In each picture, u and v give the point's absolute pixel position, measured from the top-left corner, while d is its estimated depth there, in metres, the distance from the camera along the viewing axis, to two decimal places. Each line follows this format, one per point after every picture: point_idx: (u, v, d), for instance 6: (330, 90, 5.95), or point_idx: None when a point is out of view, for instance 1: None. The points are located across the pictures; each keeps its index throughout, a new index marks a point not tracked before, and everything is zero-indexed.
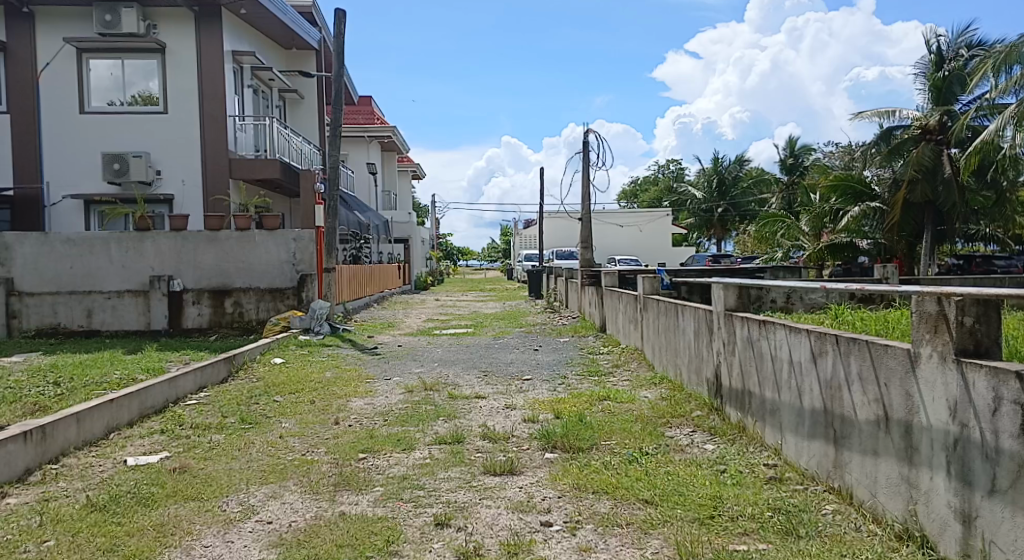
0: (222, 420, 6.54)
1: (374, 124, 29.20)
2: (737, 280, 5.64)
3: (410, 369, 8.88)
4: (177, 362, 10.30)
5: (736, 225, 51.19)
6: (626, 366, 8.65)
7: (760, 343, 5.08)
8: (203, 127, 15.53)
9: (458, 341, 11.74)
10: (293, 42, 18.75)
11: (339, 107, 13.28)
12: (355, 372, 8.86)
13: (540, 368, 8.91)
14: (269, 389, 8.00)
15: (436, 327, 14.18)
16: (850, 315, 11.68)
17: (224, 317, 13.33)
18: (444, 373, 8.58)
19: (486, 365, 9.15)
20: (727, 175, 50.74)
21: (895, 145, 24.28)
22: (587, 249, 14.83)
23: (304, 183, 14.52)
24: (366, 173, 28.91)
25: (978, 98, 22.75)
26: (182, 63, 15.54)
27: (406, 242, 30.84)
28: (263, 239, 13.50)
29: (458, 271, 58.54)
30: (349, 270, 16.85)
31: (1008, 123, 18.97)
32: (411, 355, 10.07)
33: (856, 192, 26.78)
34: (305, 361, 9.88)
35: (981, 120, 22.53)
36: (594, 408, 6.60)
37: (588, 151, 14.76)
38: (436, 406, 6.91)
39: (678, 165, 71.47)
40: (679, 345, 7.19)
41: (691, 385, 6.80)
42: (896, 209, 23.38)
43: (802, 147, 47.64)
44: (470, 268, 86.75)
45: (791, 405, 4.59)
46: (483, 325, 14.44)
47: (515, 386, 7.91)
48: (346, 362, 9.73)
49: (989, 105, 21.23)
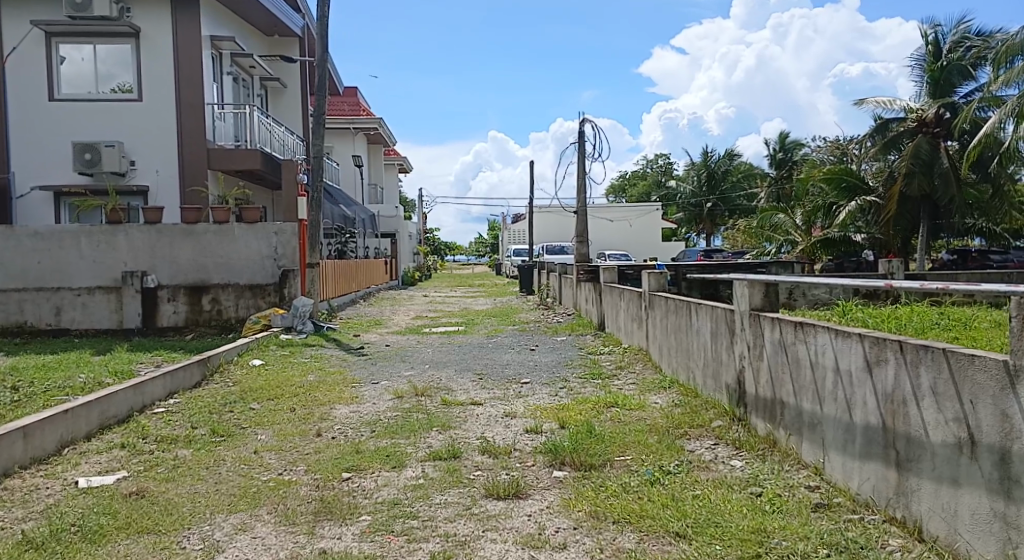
0: (191, 432, 5.90)
1: (360, 115, 28.43)
2: (765, 275, 5.08)
3: (400, 372, 8.26)
4: (147, 364, 9.60)
5: (725, 220, 50.92)
6: (630, 368, 8.08)
7: (795, 348, 4.54)
8: (179, 115, 14.77)
9: (449, 340, 11.12)
10: (275, 29, 17.98)
11: (323, 94, 12.57)
12: (339, 376, 8.22)
13: (538, 370, 8.32)
14: (245, 395, 7.34)
15: (426, 325, 13.56)
16: (859, 312, 11.20)
17: (201, 315, 12.64)
18: (435, 376, 7.96)
19: (481, 367, 8.53)
20: (716, 169, 50.39)
21: (891, 137, 23.86)
22: (583, 243, 14.24)
23: (287, 174, 13.81)
24: (352, 166, 28.17)
25: (977, 90, 22.41)
26: (157, 49, 14.76)
27: (392, 236, 30.14)
28: (243, 232, 12.81)
29: (445, 266, 57.84)
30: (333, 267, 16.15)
31: (1010, 116, 18.67)
32: (400, 356, 9.44)
33: (849, 185, 26.59)
34: (286, 363, 9.23)
35: (980, 112, 22.19)
36: (602, 417, 6.03)
37: (584, 142, 14.16)
38: (428, 414, 6.30)
39: (665, 160, 71.13)
40: (693, 347, 6.62)
41: (707, 391, 6.24)
42: (891, 203, 23.17)
43: (792, 142, 47.37)
44: (456, 263, 85.95)
45: (837, 419, 4.05)
46: (475, 322, 13.83)
47: (513, 391, 7.31)
48: (329, 364, 9.09)
49: (989, 97, 20.87)
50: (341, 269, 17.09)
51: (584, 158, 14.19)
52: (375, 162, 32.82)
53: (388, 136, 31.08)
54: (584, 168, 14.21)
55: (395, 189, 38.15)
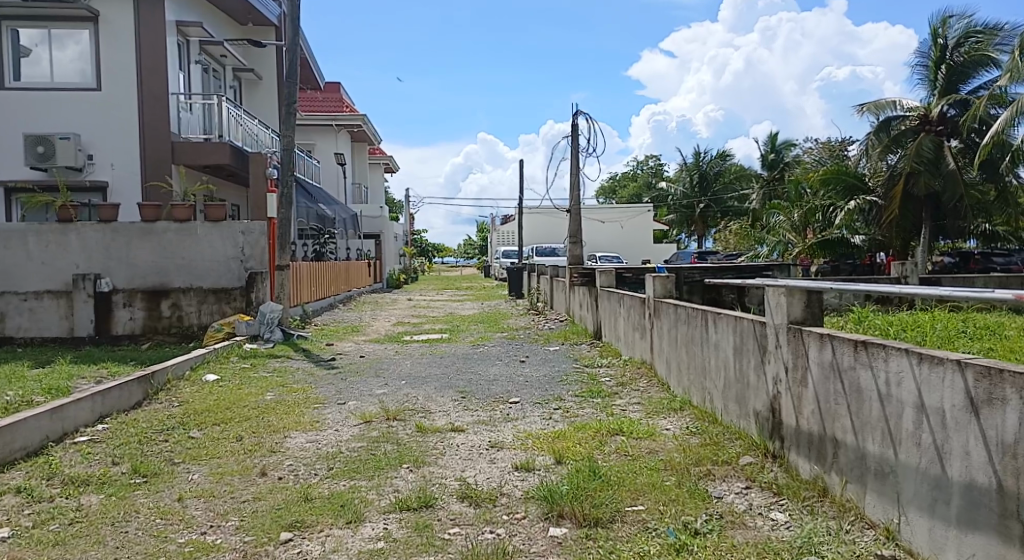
0: (107, 471, 4.87)
1: (343, 112, 27.35)
2: (809, 282, 4.10)
3: (371, 390, 7.23)
4: (88, 379, 8.51)
5: (717, 221, 50.14)
6: (633, 385, 7.11)
7: (856, 374, 3.58)
8: (140, 105, 13.65)
9: (430, 350, 10.09)
10: (248, 17, 16.88)
11: (293, 82, 11.54)
12: (301, 394, 7.18)
13: (530, 387, 7.31)
14: (186, 419, 6.30)
15: (407, 332, 12.56)
16: (876, 318, 10.32)
17: (160, 322, 11.57)
18: (411, 395, 6.94)
19: (463, 384, 7.52)
20: (708, 170, 49.54)
21: (894, 136, 23.08)
22: (576, 244, 13.27)
23: (256, 168, 12.70)
24: (334, 165, 27.10)
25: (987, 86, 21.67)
26: (116, 34, 13.60)
27: (376, 237, 29.07)
28: (207, 232, 11.76)
29: (432, 269, 56.78)
30: (308, 269, 15.10)
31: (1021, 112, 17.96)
32: (373, 369, 8.42)
33: (848, 185, 26.05)
34: (244, 378, 8.18)
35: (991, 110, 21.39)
36: (606, 449, 5.05)
37: (578, 137, 13.19)
38: (398, 446, 5.29)
39: (655, 161, 70.33)
40: (710, 365, 5.66)
41: (730, 416, 5.28)
42: (895, 202, 22.72)
43: (783, 142, 46.64)
44: (445, 266, 84.86)
45: (921, 470, 3.09)
46: (460, 329, 12.84)
47: (500, 413, 6.32)
48: (292, 380, 8.02)
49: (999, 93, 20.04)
50: (317, 272, 16.03)
51: (578, 153, 13.22)
52: (359, 161, 31.72)
53: (372, 133, 30.01)
54: (577, 163, 13.23)
55: (380, 189, 37.06)
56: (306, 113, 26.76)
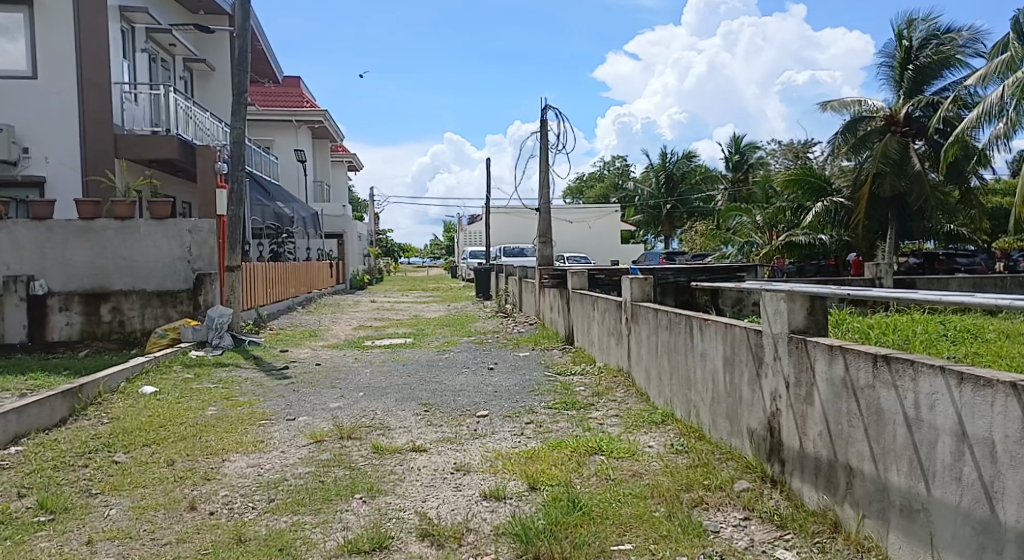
0: (9, 506, 4.19)
1: (304, 107, 26.46)
2: (816, 287, 3.61)
3: (324, 403, 6.59)
4: (11, 392, 7.71)
5: (684, 222, 50.17)
6: (610, 396, 6.62)
7: (877, 394, 3.11)
8: (81, 95, 12.69)
9: (391, 357, 9.46)
10: (200, 4, 15.94)
11: (244, 70, 10.81)
12: (247, 409, 6.52)
13: (499, 398, 6.75)
14: (113, 439, 5.61)
15: (369, 336, 11.91)
16: (855, 321, 10.01)
17: (100, 327, 10.73)
18: (369, 409, 6.34)
19: (427, 395, 6.92)
20: (675, 171, 49.55)
21: (859, 136, 23.01)
22: (545, 244, 12.77)
23: (204, 162, 11.86)
24: (295, 162, 26.20)
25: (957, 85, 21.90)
26: (54, 19, 12.56)
27: (339, 237, 28.23)
28: (150, 230, 10.96)
29: (398, 269, 55.89)
30: (263, 270, 14.32)
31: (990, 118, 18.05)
32: (330, 379, 7.78)
33: (812, 185, 25.87)
34: (185, 390, 7.48)
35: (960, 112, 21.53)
36: (585, 472, 4.53)
37: (547, 133, 12.66)
38: (353, 471, 4.69)
39: (622, 162, 70.29)
40: (695, 376, 5.17)
41: (718, 433, 4.79)
42: (861, 203, 22.74)
43: (748, 144, 46.80)
44: (411, 266, 83.85)
45: (962, 509, 2.63)
46: (425, 334, 12.21)
47: (467, 428, 5.77)
48: (239, 392, 7.33)
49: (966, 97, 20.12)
50: (273, 273, 15.25)
51: (546, 149, 12.70)
52: (322, 159, 30.79)
53: (334, 130, 29.14)
54: (546, 160, 12.71)
55: (344, 187, 36.16)
56: (265, 108, 25.80)
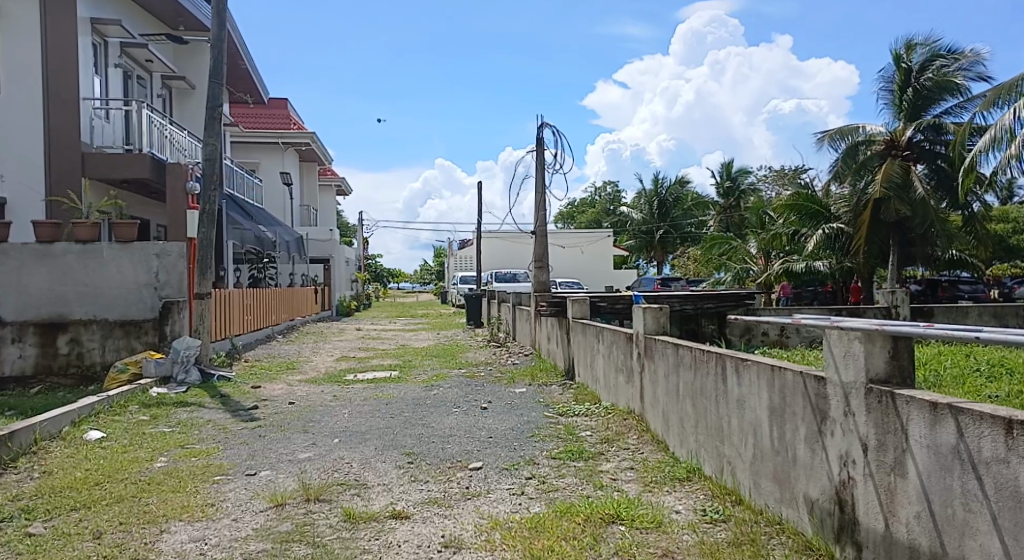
0: None
1: (290, 129, 25.75)
2: (909, 325, 2.80)
3: (292, 454, 5.68)
4: None
5: (677, 248, 49.59)
6: (622, 443, 5.77)
7: (1011, 472, 2.30)
8: (46, 111, 11.83)
9: (373, 394, 8.54)
10: (180, 19, 15.20)
11: (219, 83, 10.06)
12: (203, 461, 5.61)
13: (494, 446, 5.86)
14: (35, 502, 4.69)
15: (351, 369, 11.01)
16: None
17: (56, 361, 9.80)
18: (344, 461, 5.46)
19: (410, 442, 6.02)
20: (667, 196, 49.08)
21: (861, 161, 22.69)
22: (542, 269, 11.96)
23: (174, 181, 11.00)
24: (280, 185, 25.42)
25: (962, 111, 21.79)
26: (19, 31, 11.78)
27: (325, 262, 27.37)
28: (115, 255, 10.07)
29: (387, 294, 54.88)
30: (239, 297, 13.42)
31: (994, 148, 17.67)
32: (302, 423, 6.88)
33: (812, 212, 25.55)
34: (137, 436, 6.56)
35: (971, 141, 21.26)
36: (604, 550, 3.67)
37: (542, 153, 11.95)
38: (316, 549, 3.81)
39: (613, 187, 69.88)
40: (730, 425, 4.32)
41: (762, 498, 3.94)
42: (863, 229, 22.19)
43: (740, 170, 46.47)
44: (401, 292, 82.76)
45: None
46: (412, 366, 11.33)
47: (457, 487, 4.89)
48: (197, 439, 6.42)
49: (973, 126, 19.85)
50: (251, 300, 14.35)
51: (542, 170, 11.99)
52: (309, 182, 30.00)
53: (321, 152, 28.43)
54: (542, 180, 11.97)
55: (332, 211, 35.36)
56: (250, 130, 25.08)
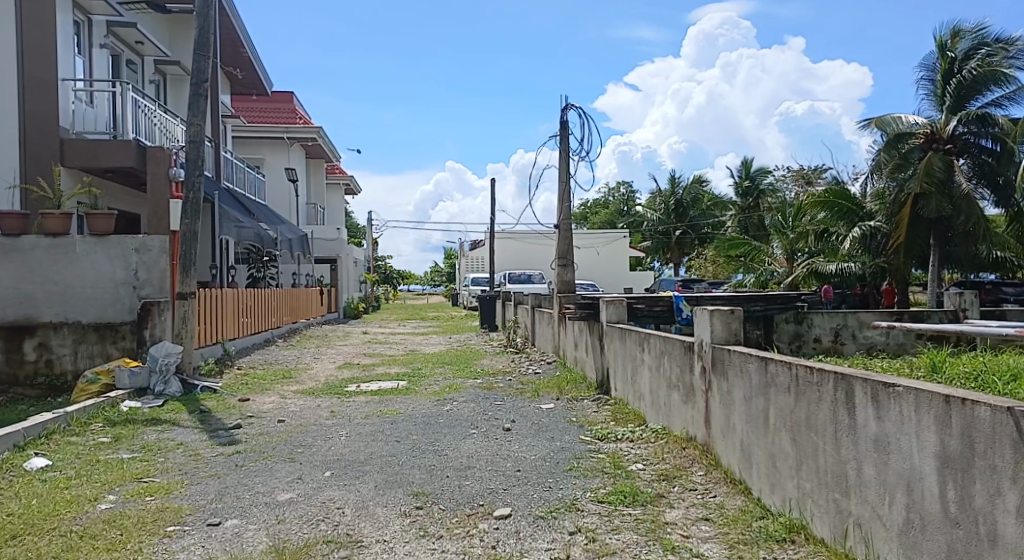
0: None
1: (296, 124, 24.71)
2: None
3: (270, 495, 4.48)
4: None
5: (694, 249, 48.11)
6: (685, 482, 4.56)
7: None
8: (21, 95, 10.75)
9: (377, 409, 7.35)
10: None
11: (204, 56, 8.95)
12: (159, 504, 4.44)
13: (525, 483, 4.66)
14: None
15: (354, 378, 9.85)
16: (949, 359, 8.16)
17: (22, 368, 8.74)
18: (336, 505, 4.27)
19: (418, 477, 4.82)
20: (684, 197, 47.64)
21: (899, 154, 21.34)
22: (565, 267, 10.74)
23: (156, 168, 9.87)
24: (285, 182, 24.40)
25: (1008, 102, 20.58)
26: None
27: (333, 262, 26.38)
28: (89, 249, 9.00)
29: (397, 296, 53.75)
30: (234, 297, 12.33)
31: None
32: (289, 449, 5.71)
33: (844, 209, 24.71)
34: (89, 465, 5.40)
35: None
36: None
37: (567, 137, 10.76)
38: None
39: (627, 188, 68.42)
40: (862, 473, 3.11)
41: None
42: (902, 226, 21.12)
43: (759, 169, 45.08)
44: (411, 294, 81.67)
45: None
46: (421, 375, 10.15)
47: (482, 548, 3.68)
48: (160, 470, 5.26)
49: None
50: (247, 300, 13.26)
51: (568, 158, 10.83)
52: (316, 179, 28.98)
53: (329, 149, 27.38)
54: (566, 168, 10.78)
55: (340, 210, 34.35)
56: (254, 125, 24.07)
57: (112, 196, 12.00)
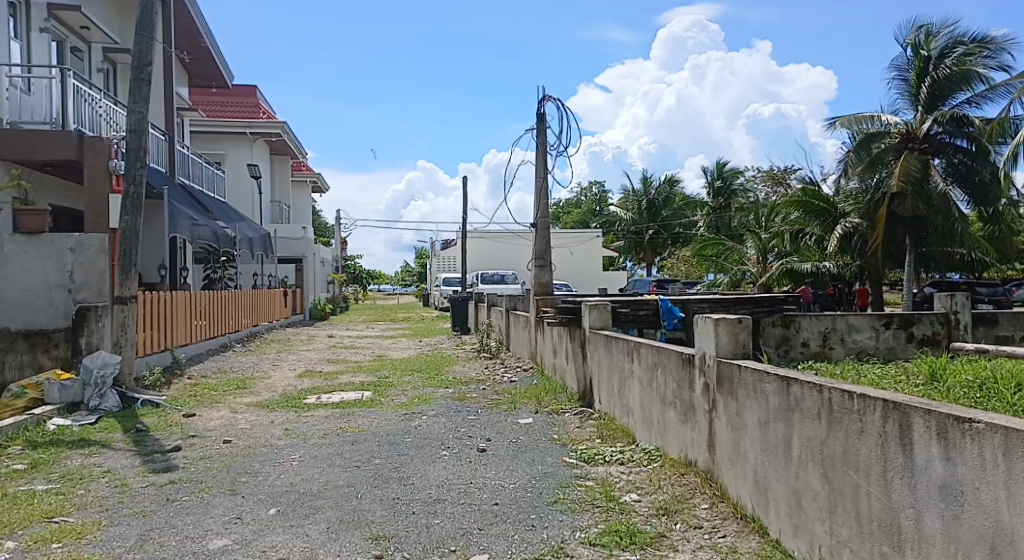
0: None
1: (259, 118, 23.72)
2: None
3: (201, 543, 3.75)
4: None
5: (667, 249, 47.83)
6: (691, 518, 3.94)
7: None
8: None
9: (336, 426, 6.63)
10: None
11: (148, 35, 8.02)
12: (65, 554, 3.68)
13: (503, 521, 4.00)
14: None
15: (314, 389, 9.09)
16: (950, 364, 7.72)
17: None
18: (279, 556, 3.56)
19: (379, 516, 4.12)
20: (656, 197, 47.27)
21: (874, 154, 21.17)
22: (542, 268, 10.10)
23: (94, 160, 8.91)
24: (247, 178, 23.43)
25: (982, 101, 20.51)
26: None
27: (299, 262, 25.44)
28: (17, 248, 8.10)
29: (366, 297, 52.57)
30: (186, 300, 11.46)
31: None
32: (232, 479, 4.97)
33: (819, 209, 24.53)
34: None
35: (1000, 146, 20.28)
36: None
37: (544, 130, 10.14)
38: None
39: (599, 187, 68.00)
40: (923, 527, 2.52)
41: None
42: (880, 227, 20.97)
43: (730, 169, 45.05)
44: (381, 295, 80.33)
45: None
46: (389, 383, 9.44)
47: None
48: (77, 507, 4.49)
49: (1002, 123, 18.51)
50: (202, 303, 12.40)
51: (545, 152, 10.21)
52: (281, 176, 27.97)
53: (294, 144, 26.41)
54: (543, 163, 10.16)
55: (306, 209, 33.31)
56: (214, 119, 23.03)
57: (52, 192, 11.02)
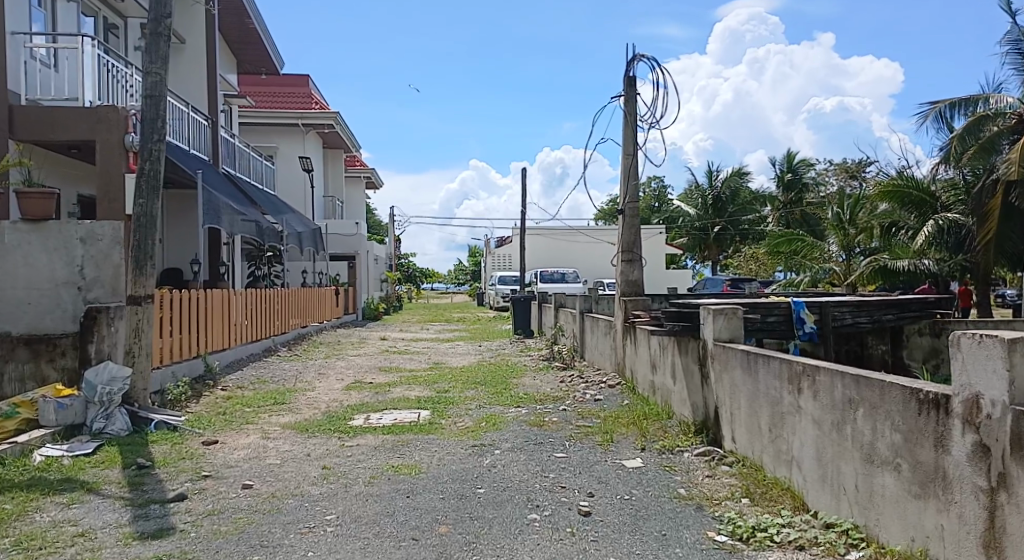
0: None
1: (311, 109, 22.70)
2: None
3: None
4: None
5: (733, 246, 45.18)
6: None
7: None
8: None
9: (386, 464, 5.12)
10: None
11: None
12: None
13: None
14: None
15: (362, 406, 7.66)
16: None
17: None
18: None
19: None
20: (723, 191, 44.61)
21: (986, 138, 18.52)
22: (631, 263, 8.45)
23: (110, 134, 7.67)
24: (299, 171, 22.52)
25: None
26: None
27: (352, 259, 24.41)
28: (20, 236, 6.92)
29: (422, 295, 51.59)
30: (225, 298, 10.26)
31: None
32: (239, 555, 3.52)
33: (915, 200, 21.84)
34: None
35: None
36: None
37: (633, 98, 8.48)
38: None
39: (659, 183, 65.21)
40: None
41: None
42: (992, 218, 18.21)
43: (801, 161, 42.17)
44: (436, 293, 79.56)
45: None
46: (450, 399, 7.95)
47: None
48: None
49: None
50: (244, 303, 11.21)
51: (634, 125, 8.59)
52: (335, 171, 27.04)
53: (348, 137, 25.35)
54: (631, 139, 8.51)
55: (360, 205, 32.37)
56: (266, 110, 22.11)
57: (63, 173, 9.94)
